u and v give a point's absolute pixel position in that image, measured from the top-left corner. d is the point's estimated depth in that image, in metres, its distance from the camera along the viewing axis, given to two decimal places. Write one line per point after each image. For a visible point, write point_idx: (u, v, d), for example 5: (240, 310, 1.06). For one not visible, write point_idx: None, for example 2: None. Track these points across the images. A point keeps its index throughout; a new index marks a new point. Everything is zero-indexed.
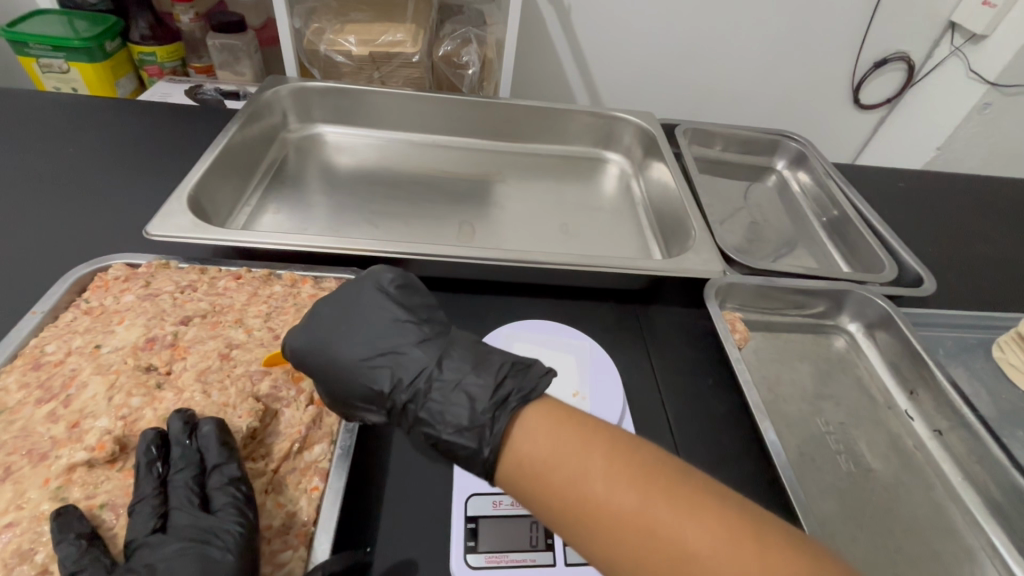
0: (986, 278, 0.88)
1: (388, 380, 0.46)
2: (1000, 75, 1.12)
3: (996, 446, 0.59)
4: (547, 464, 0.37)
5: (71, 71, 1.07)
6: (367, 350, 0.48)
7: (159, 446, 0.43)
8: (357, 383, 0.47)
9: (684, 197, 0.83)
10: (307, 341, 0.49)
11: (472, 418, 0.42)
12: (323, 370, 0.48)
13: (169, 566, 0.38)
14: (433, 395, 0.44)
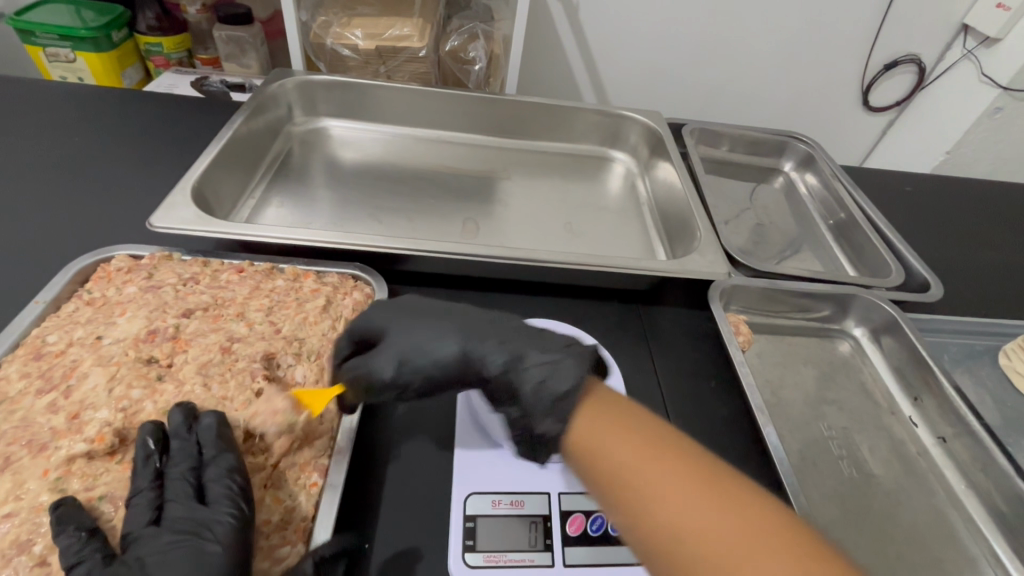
0: (994, 285, 0.87)
1: (468, 324, 0.51)
2: (1013, 79, 1.10)
3: (1000, 454, 0.59)
4: (610, 460, 0.39)
5: (78, 60, 1.07)
6: (446, 310, 0.53)
7: (157, 440, 0.43)
8: (434, 327, 0.50)
9: (690, 197, 0.82)
10: (381, 305, 0.54)
11: (566, 344, 0.48)
12: (395, 325, 0.51)
13: (163, 560, 0.38)
14: (521, 331, 0.50)
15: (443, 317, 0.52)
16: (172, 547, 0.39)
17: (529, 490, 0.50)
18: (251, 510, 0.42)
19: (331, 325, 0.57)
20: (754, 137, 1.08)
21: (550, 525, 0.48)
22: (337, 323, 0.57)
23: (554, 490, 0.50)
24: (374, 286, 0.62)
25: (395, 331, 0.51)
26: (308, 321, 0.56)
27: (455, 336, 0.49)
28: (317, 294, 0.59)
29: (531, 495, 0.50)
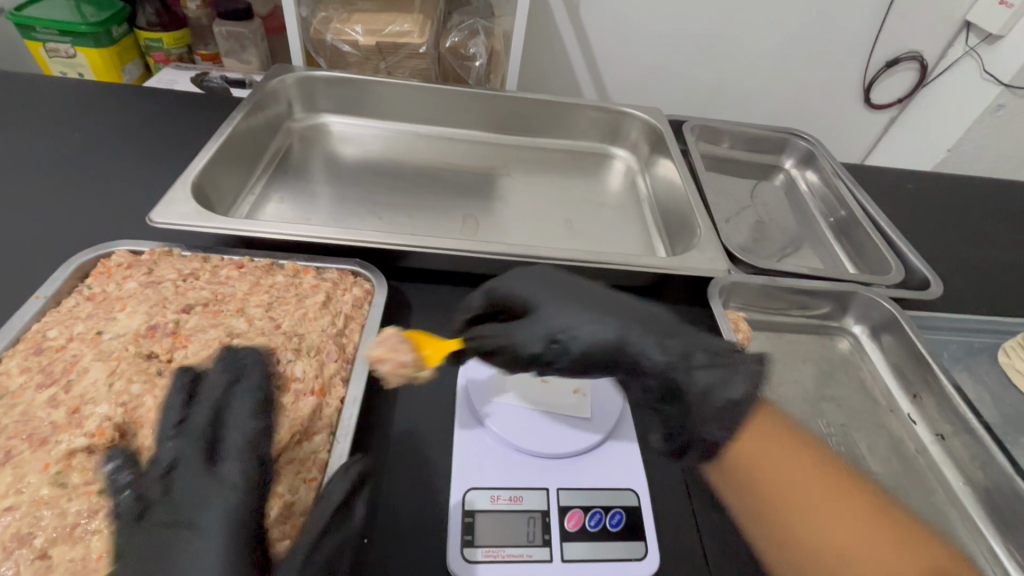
0: (994, 282, 0.87)
1: (633, 315, 0.54)
2: (1015, 77, 1.09)
3: (999, 452, 0.58)
4: (761, 485, 0.54)
5: (78, 56, 1.06)
6: (603, 297, 0.55)
7: (190, 388, 0.46)
8: (601, 315, 0.53)
9: (690, 195, 0.82)
10: (533, 282, 0.55)
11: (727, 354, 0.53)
12: (550, 305, 0.53)
13: (171, 518, 0.39)
14: (679, 331, 0.54)
15: (605, 303, 0.54)
16: (185, 506, 0.40)
17: (527, 486, 0.50)
18: (261, 478, 0.42)
19: (331, 321, 0.57)
20: (755, 134, 1.08)
21: (549, 520, 0.48)
22: (336, 318, 0.57)
23: (552, 486, 0.51)
24: (373, 282, 0.62)
25: (554, 311, 0.53)
26: (308, 317, 0.56)
27: (626, 328, 0.52)
28: (317, 290, 0.59)
29: (530, 490, 0.50)
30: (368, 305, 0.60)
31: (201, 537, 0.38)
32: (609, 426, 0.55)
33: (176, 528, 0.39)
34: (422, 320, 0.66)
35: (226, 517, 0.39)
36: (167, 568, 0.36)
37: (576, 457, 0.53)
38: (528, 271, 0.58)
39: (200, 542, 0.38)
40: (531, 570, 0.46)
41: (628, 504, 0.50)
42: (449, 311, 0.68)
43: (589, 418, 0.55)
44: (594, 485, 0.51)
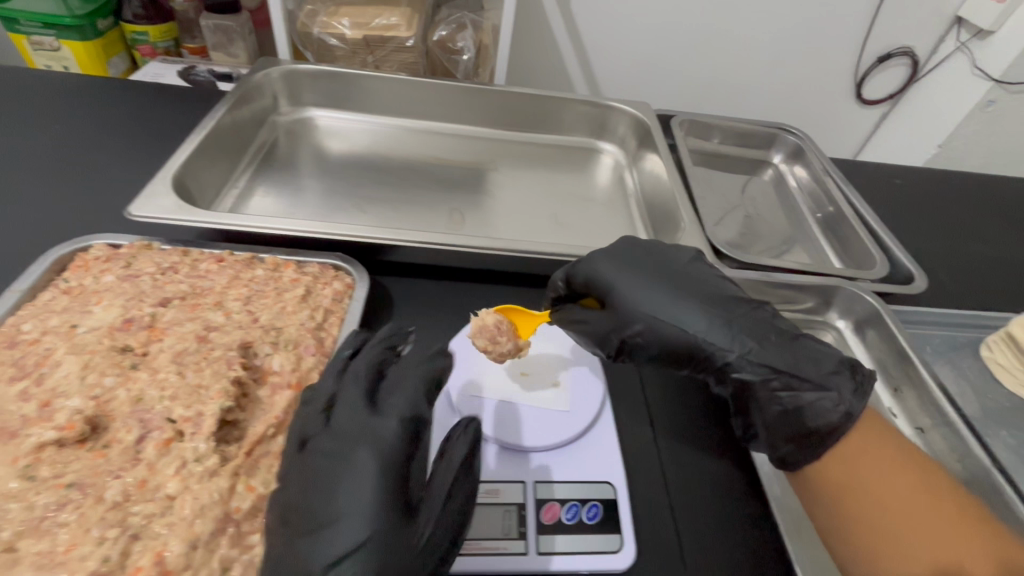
0: (980, 278, 0.87)
1: (720, 313, 0.53)
2: (1005, 72, 1.09)
3: (975, 441, 0.58)
4: (836, 487, 0.47)
5: (63, 49, 1.06)
6: (691, 291, 0.56)
7: (350, 350, 0.51)
8: (684, 310, 0.54)
9: (675, 189, 0.82)
10: (619, 268, 0.58)
11: (826, 375, 0.50)
12: (632, 296, 0.55)
13: (321, 461, 0.42)
14: (772, 338, 0.52)
15: (690, 298, 0.55)
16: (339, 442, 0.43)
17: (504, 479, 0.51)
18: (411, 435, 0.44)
19: (309, 315, 0.56)
20: (745, 129, 1.08)
21: (525, 513, 0.49)
22: (316, 312, 0.57)
23: (529, 479, 0.51)
24: (354, 276, 0.62)
25: (636, 302, 0.55)
26: (286, 311, 0.56)
27: (710, 327, 0.53)
28: (296, 284, 0.59)
29: (507, 484, 0.50)
30: (348, 299, 0.60)
31: (357, 476, 0.41)
32: (588, 418, 0.56)
33: (327, 463, 0.42)
34: (404, 314, 0.66)
35: (373, 471, 0.41)
36: (317, 507, 0.40)
37: (556, 450, 0.53)
38: (618, 251, 0.60)
39: (352, 481, 0.41)
40: (506, 562, 0.46)
41: (605, 496, 0.51)
42: (432, 305, 0.67)
43: (568, 410, 0.56)
44: (571, 478, 0.51)
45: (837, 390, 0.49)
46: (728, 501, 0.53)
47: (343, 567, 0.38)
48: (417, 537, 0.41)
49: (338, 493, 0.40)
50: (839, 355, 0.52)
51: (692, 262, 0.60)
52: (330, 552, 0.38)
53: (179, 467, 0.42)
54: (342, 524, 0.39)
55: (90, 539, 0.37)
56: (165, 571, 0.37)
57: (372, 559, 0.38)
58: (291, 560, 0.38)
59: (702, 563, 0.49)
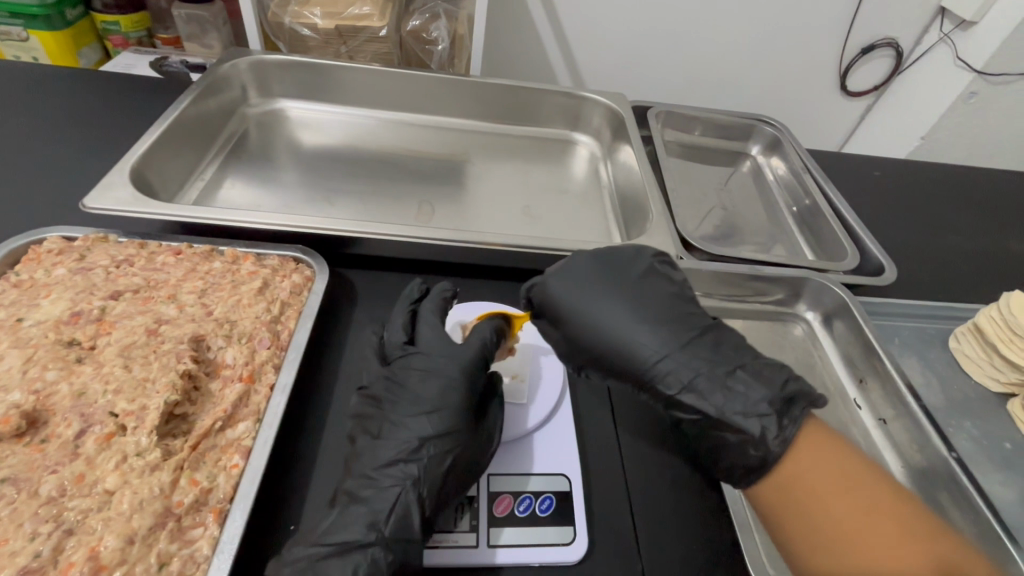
0: (953, 270, 0.87)
1: (664, 337, 0.50)
2: (986, 63, 1.09)
3: (934, 431, 0.58)
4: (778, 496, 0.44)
5: (31, 39, 1.03)
6: (638, 310, 0.52)
7: (418, 291, 0.60)
8: (628, 333, 0.51)
9: (647, 181, 0.81)
10: (567, 283, 0.55)
11: (754, 410, 0.45)
12: (578, 320, 0.53)
13: (410, 373, 0.52)
14: (709, 371, 0.48)
15: (636, 319, 0.52)
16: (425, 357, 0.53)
17: None
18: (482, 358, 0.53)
19: (266, 307, 0.56)
20: (723, 120, 1.07)
21: (477, 506, 0.49)
22: (272, 305, 0.56)
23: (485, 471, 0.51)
24: (315, 269, 0.61)
25: (581, 322, 0.53)
26: (242, 303, 0.55)
27: (652, 357, 0.50)
28: (254, 277, 0.58)
29: None
30: (307, 291, 0.59)
31: (443, 381, 0.50)
32: (544, 409, 0.56)
33: (420, 372, 0.51)
34: (367, 306, 0.65)
35: (454, 381, 0.50)
36: (404, 405, 0.50)
37: (513, 441, 0.54)
38: (570, 263, 0.57)
39: (438, 386, 0.50)
40: (455, 555, 0.46)
41: (559, 488, 0.51)
42: (397, 298, 0.67)
43: (525, 402, 0.57)
44: (528, 469, 0.52)
45: (762, 437, 0.44)
46: (685, 494, 0.53)
47: (434, 441, 0.47)
48: (482, 434, 0.50)
49: (427, 393, 0.50)
50: (779, 391, 0.46)
51: (650, 273, 0.56)
52: (422, 429, 0.48)
53: (119, 461, 0.42)
54: (431, 414, 0.48)
55: (22, 534, 0.38)
56: (98, 567, 0.38)
57: (457, 438, 0.48)
58: (393, 430, 0.48)
59: (655, 555, 0.49)
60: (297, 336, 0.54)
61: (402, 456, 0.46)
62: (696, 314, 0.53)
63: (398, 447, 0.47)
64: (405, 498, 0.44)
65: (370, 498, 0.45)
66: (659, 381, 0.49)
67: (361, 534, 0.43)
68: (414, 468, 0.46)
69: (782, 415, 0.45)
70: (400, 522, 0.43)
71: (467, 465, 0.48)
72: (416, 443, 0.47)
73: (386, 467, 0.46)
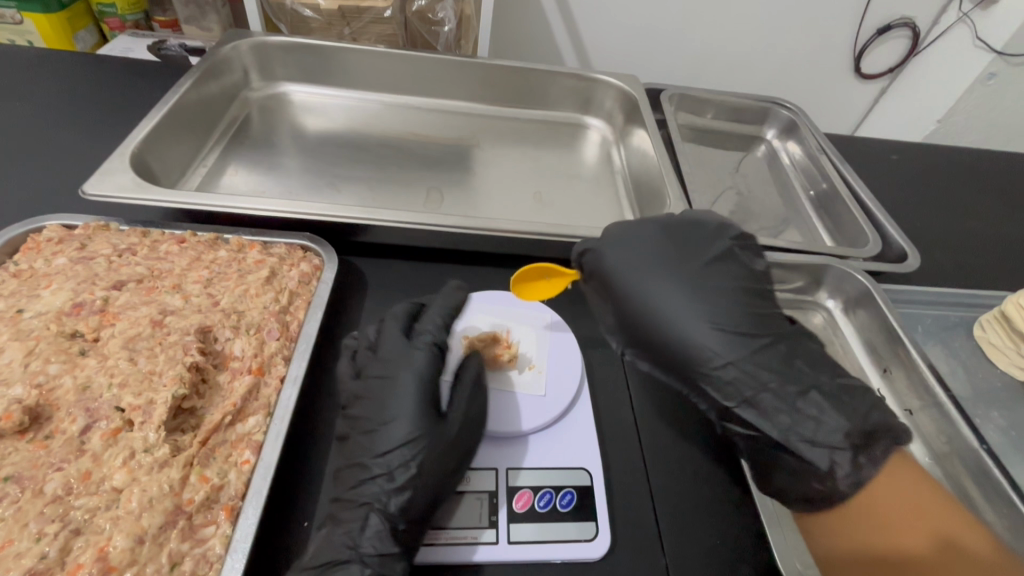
0: (975, 256, 0.85)
1: (728, 341, 0.48)
2: (1007, 44, 1.05)
3: (965, 424, 0.56)
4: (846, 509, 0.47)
5: (25, 22, 0.99)
6: (702, 305, 0.49)
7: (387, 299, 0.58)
8: (689, 330, 0.48)
9: (662, 166, 0.79)
10: (629, 263, 0.52)
11: (829, 442, 0.44)
12: (634, 305, 0.51)
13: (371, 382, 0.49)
14: (775, 388, 0.46)
15: (699, 314, 0.49)
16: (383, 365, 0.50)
17: (476, 467, 0.50)
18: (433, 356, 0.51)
19: (274, 297, 0.54)
20: (737, 103, 1.04)
21: (496, 501, 0.48)
22: (280, 295, 0.54)
23: (503, 465, 0.50)
24: (323, 257, 0.59)
25: (639, 309, 0.50)
26: (249, 293, 0.53)
27: (713, 361, 0.47)
28: (261, 266, 0.56)
29: (479, 470, 0.49)
30: (316, 281, 0.57)
31: (397, 391, 0.48)
32: (565, 401, 0.55)
33: (373, 385, 0.49)
34: (377, 296, 0.63)
35: (415, 384, 0.48)
36: (372, 415, 0.47)
37: (530, 434, 0.52)
38: (634, 241, 0.54)
39: (393, 398, 0.48)
40: (474, 551, 0.45)
41: (580, 483, 0.49)
42: (407, 287, 0.65)
43: (543, 395, 0.55)
44: (548, 463, 0.50)
45: (830, 471, 0.44)
46: (708, 487, 0.52)
47: (395, 455, 0.45)
48: (454, 428, 0.47)
49: (383, 405, 0.47)
50: (856, 424, 0.45)
51: (722, 262, 0.53)
52: (385, 441, 0.46)
53: (127, 458, 0.41)
54: (389, 428, 0.46)
55: (27, 534, 0.37)
56: (108, 568, 0.36)
57: (420, 446, 0.46)
58: (357, 448, 0.46)
59: (678, 550, 0.47)
60: (307, 328, 0.52)
61: (368, 475, 0.45)
62: (770, 316, 0.50)
63: (364, 465, 0.45)
64: (376, 515, 0.43)
65: (345, 519, 0.43)
66: (715, 389, 0.48)
67: (341, 553, 0.42)
68: (381, 484, 0.44)
69: (858, 450, 0.45)
70: (378, 540, 0.42)
71: (440, 472, 0.45)
72: (377, 460, 0.45)
73: (356, 488, 0.45)
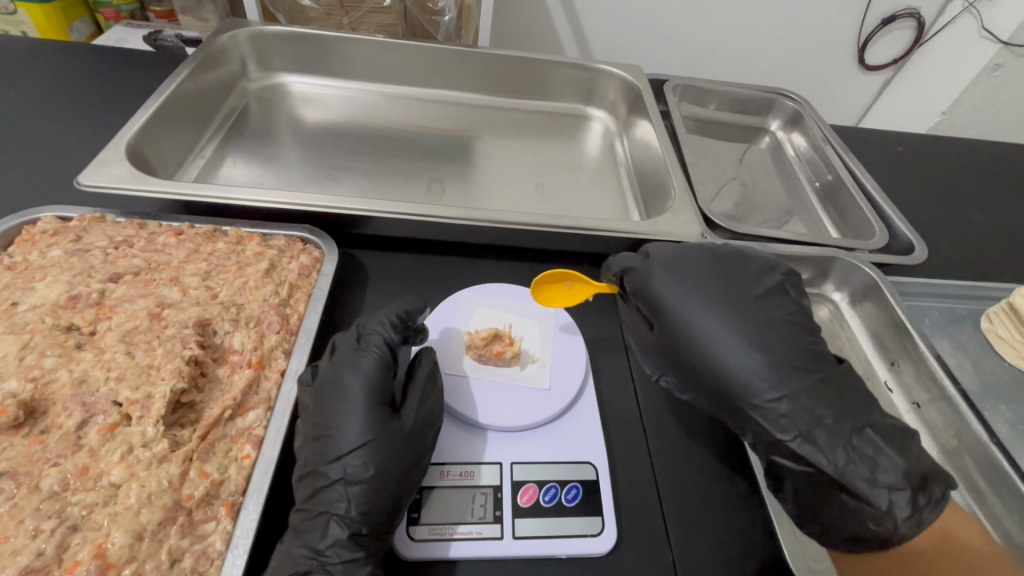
0: (983, 249, 0.84)
1: (780, 373, 0.45)
2: (1014, 34, 1.03)
3: (975, 419, 0.55)
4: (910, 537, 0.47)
5: (19, 12, 0.97)
6: (753, 335, 0.47)
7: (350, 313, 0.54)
8: (738, 354, 0.47)
9: (667, 158, 0.77)
10: (676, 285, 0.52)
11: (879, 476, 0.41)
12: (682, 328, 0.50)
13: (317, 383, 0.46)
14: (831, 424, 0.43)
15: (748, 340, 0.47)
16: (331, 367, 0.47)
17: (480, 460, 0.49)
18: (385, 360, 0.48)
19: (274, 290, 0.53)
20: (740, 94, 1.03)
21: (501, 496, 0.47)
22: (280, 287, 0.53)
23: (508, 459, 0.49)
24: (324, 250, 0.58)
25: (684, 329, 0.50)
26: (248, 286, 0.52)
27: (766, 394, 0.45)
28: (260, 258, 0.55)
29: (483, 466, 0.49)
30: (316, 273, 0.56)
31: (345, 395, 0.45)
32: (569, 395, 0.54)
33: (319, 390, 0.45)
34: (378, 289, 0.62)
35: (366, 387, 0.46)
36: (324, 419, 0.44)
37: (534, 430, 0.52)
38: (684, 265, 0.53)
39: (342, 403, 0.44)
40: (481, 546, 0.44)
41: (586, 478, 0.49)
42: (408, 280, 0.64)
43: (547, 389, 0.54)
44: (553, 457, 0.50)
45: (888, 511, 0.40)
46: (715, 482, 0.51)
47: (350, 460, 0.42)
48: (409, 425, 0.45)
49: (332, 410, 0.44)
50: (913, 465, 0.42)
51: (771, 293, 0.52)
52: (339, 445, 0.43)
53: (124, 453, 0.40)
54: (340, 432, 0.43)
55: (24, 531, 0.36)
56: (106, 565, 0.35)
57: (377, 447, 0.43)
58: (310, 456, 0.43)
59: (686, 548, 0.46)
60: (307, 321, 0.52)
61: (325, 482, 0.42)
62: (822, 352, 0.48)
63: (318, 473, 0.42)
64: (336, 523, 0.41)
65: (304, 530, 0.41)
66: (769, 423, 0.45)
67: (300, 565, 0.39)
68: (338, 492, 0.41)
69: (917, 492, 0.41)
70: (341, 546, 0.40)
71: (400, 472, 0.43)
72: (331, 466, 0.42)
73: (313, 497, 0.42)
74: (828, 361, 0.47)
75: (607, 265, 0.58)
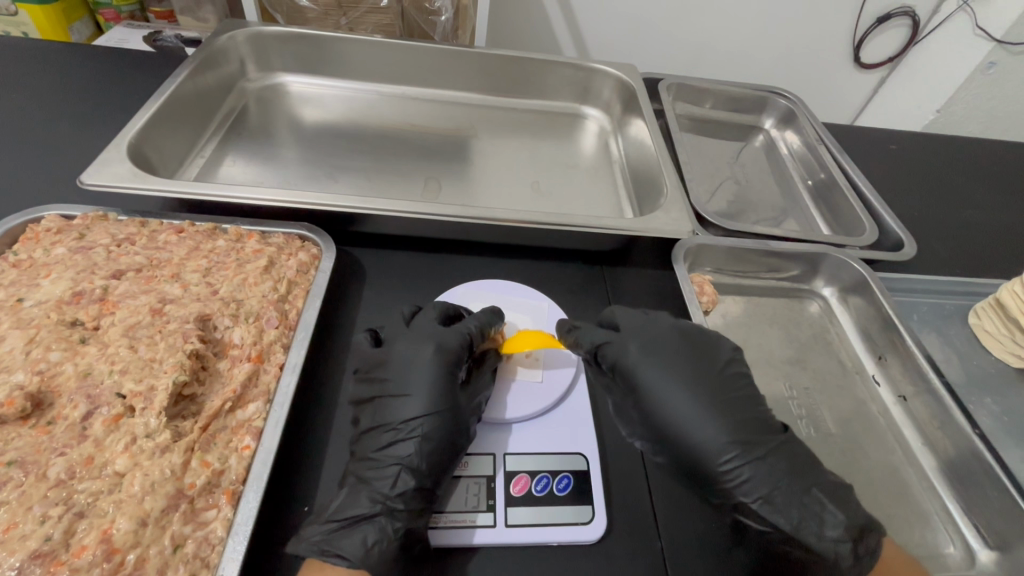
0: (973, 244, 0.85)
1: (736, 441, 0.47)
2: (1007, 32, 1.05)
3: (958, 412, 0.57)
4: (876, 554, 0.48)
5: (20, 13, 0.98)
6: (712, 405, 0.49)
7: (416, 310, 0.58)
8: (705, 425, 0.48)
9: (661, 156, 0.78)
10: (646, 358, 0.52)
11: (829, 531, 0.44)
12: (650, 400, 0.50)
13: (400, 353, 0.51)
14: (785, 486, 0.46)
15: (710, 411, 0.48)
16: (414, 341, 0.52)
17: (475, 451, 0.51)
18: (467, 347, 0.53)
19: (272, 286, 0.54)
20: (735, 93, 1.04)
21: (494, 486, 0.48)
22: (279, 284, 0.55)
23: (500, 450, 0.51)
24: (321, 247, 0.59)
25: (655, 399, 0.50)
26: (248, 283, 0.54)
27: (728, 463, 0.46)
28: (259, 255, 0.56)
29: (476, 457, 0.50)
30: (314, 270, 0.58)
31: (422, 367, 0.50)
32: (561, 387, 0.55)
33: (401, 356, 0.51)
34: (376, 286, 0.63)
35: (442, 367, 0.50)
36: (401, 385, 0.49)
37: (526, 422, 0.53)
38: (649, 334, 0.54)
39: (419, 373, 0.50)
40: (474, 535, 0.45)
41: (577, 467, 0.50)
42: (405, 277, 0.65)
43: (540, 380, 0.56)
44: (542, 449, 0.51)
45: (835, 562, 0.43)
46: None
47: (421, 422, 0.47)
48: (468, 404, 0.50)
49: (410, 377, 0.50)
50: (853, 517, 0.45)
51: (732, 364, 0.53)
52: (412, 411, 0.48)
53: (128, 443, 0.41)
54: (415, 396, 0.49)
55: (32, 517, 0.37)
56: (111, 550, 0.37)
57: (445, 416, 0.48)
58: (384, 410, 0.48)
59: (673, 529, 0.48)
60: (306, 316, 0.53)
61: (396, 436, 0.47)
62: (768, 420, 0.50)
63: (392, 427, 0.47)
64: (406, 473, 0.45)
65: (372, 478, 0.46)
66: (733, 486, 0.46)
67: (366, 506, 0.44)
68: (411, 446, 0.46)
69: (857, 542, 0.44)
70: (408, 496, 0.45)
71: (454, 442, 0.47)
72: (402, 425, 0.47)
73: (384, 449, 0.47)
74: (778, 429, 0.49)
75: (574, 336, 0.55)
